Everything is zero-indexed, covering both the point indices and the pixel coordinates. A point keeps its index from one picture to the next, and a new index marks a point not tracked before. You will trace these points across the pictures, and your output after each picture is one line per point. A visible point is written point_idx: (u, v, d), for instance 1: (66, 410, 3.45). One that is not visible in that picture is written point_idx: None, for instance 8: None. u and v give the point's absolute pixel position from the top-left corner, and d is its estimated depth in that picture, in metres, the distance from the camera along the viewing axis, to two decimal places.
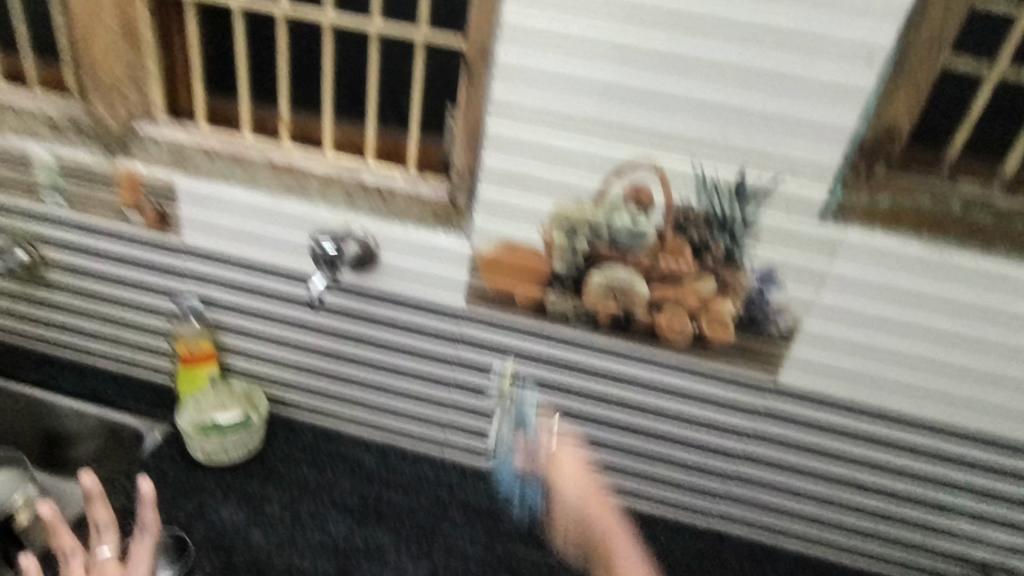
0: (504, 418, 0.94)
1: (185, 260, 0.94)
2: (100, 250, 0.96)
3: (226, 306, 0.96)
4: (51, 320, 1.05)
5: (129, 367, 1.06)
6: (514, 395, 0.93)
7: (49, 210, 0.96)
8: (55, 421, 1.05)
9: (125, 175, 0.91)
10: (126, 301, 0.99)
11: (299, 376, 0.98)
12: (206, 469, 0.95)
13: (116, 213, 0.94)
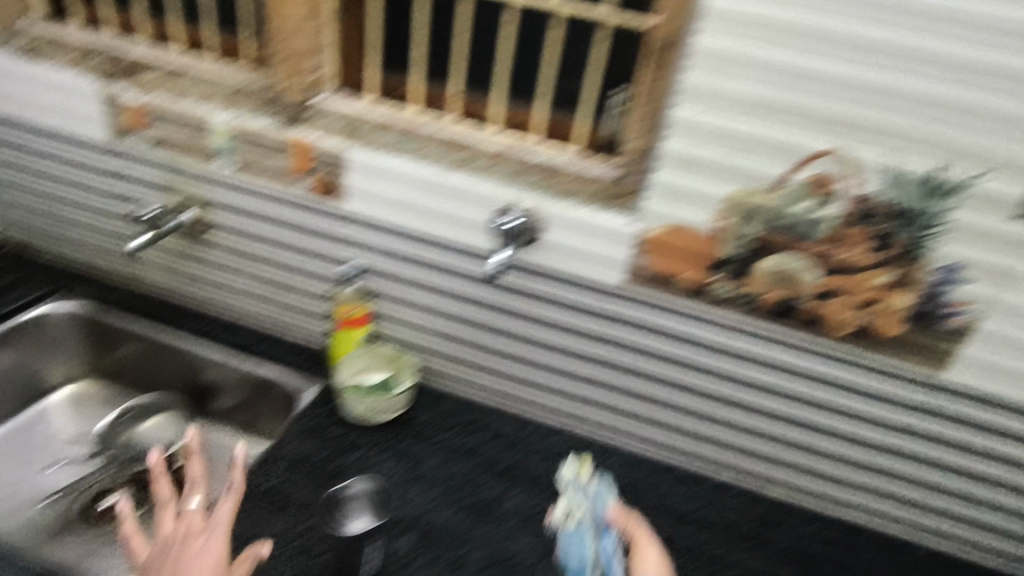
0: (575, 494, 0.92)
1: (348, 229, 0.97)
2: (263, 215, 1.01)
3: (383, 275, 1.00)
4: (210, 280, 1.12)
5: (279, 327, 1.12)
6: (589, 482, 0.94)
7: (215, 173, 1.00)
8: (211, 373, 1.12)
9: (295, 144, 0.94)
10: (285, 265, 1.04)
11: (446, 345, 1.02)
12: (359, 428, 0.99)
13: (281, 180, 0.97)
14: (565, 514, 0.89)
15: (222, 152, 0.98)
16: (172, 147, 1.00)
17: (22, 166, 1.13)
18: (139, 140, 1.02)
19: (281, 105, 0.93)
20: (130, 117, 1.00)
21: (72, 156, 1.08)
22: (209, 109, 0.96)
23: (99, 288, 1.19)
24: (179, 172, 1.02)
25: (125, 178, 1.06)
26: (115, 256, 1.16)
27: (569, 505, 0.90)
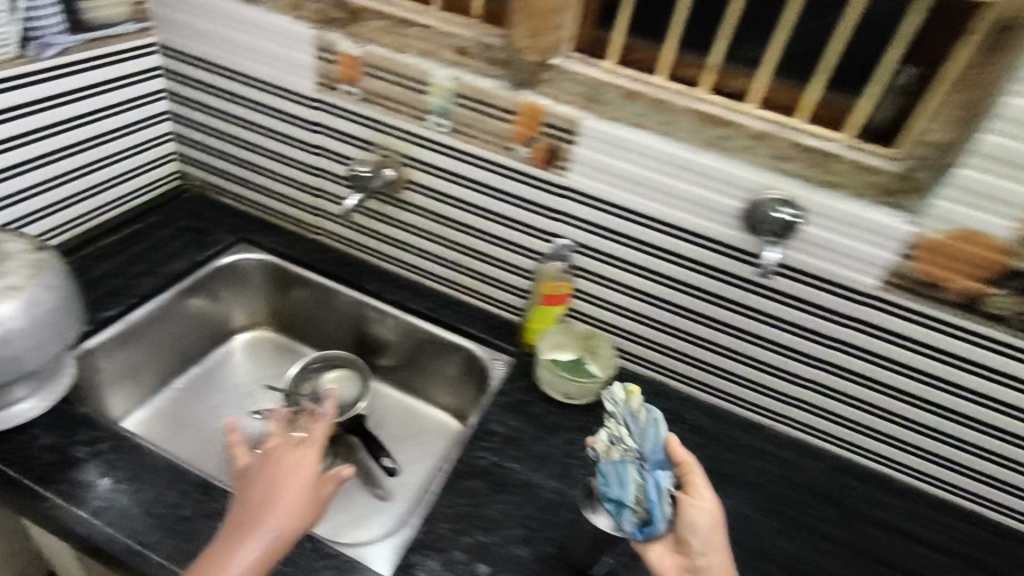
0: (623, 428, 0.70)
1: (565, 202, 0.93)
2: (474, 180, 0.97)
3: (595, 253, 0.95)
4: (399, 238, 1.09)
5: (465, 293, 1.09)
6: (639, 411, 0.70)
7: (428, 134, 0.96)
8: (397, 334, 1.12)
9: (525, 109, 0.88)
10: (487, 233, 1.00)
11: (650, 331, 0.98)
12: (558, 407, 0.97)
13: (502, 145, 0.92)
14: (606, 446, 0.70)
15: (440, 112, 0.93)
16: (383, 103, 0.96)
17: (217, 110, 1.12)
18: (348, 93, 0.98)
19: (516, 65, 0.86)
20: (342, 67, 0.96)
21: (272, 103, 1.06)
22: (432, 65, 0.90)
23: (280, 235, 1.18)
24: (388, 130, 0.99)
25: (326, 130, 1.03)
26: (301, 206, 1.15)
27: (611, 434, 0.70)
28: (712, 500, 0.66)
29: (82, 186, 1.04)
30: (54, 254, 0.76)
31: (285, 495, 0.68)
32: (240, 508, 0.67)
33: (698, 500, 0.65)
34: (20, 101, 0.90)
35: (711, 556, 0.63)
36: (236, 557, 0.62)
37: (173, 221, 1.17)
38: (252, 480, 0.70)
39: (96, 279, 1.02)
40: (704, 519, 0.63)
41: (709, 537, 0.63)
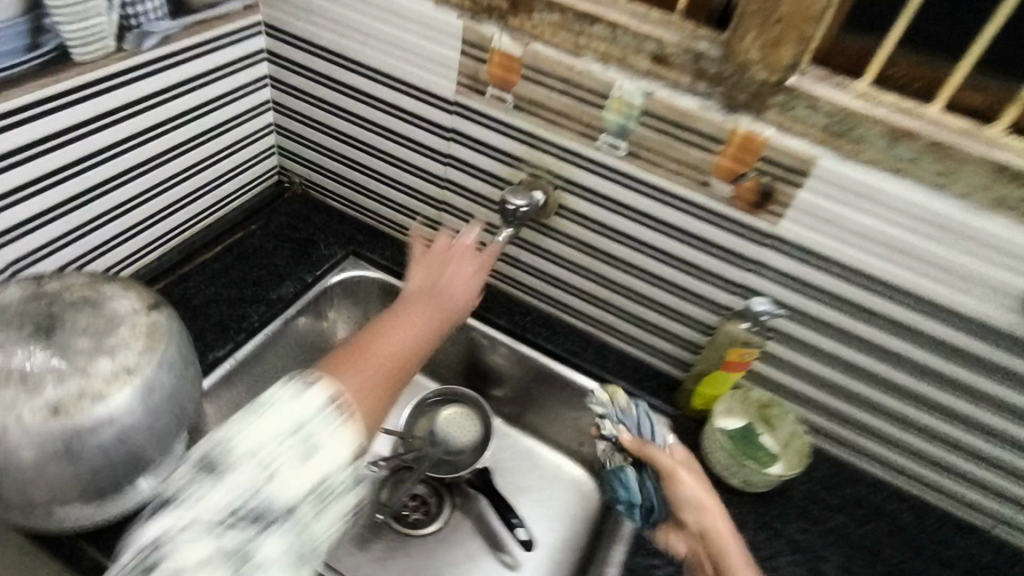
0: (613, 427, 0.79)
1: (764, 253, 0.76)
2: (648, 215, 0.80)
3: (795, 315, 0.78)
4: (538, 267, 0.94)
5: (611, 336, 0.95)
6: (626, 407, 0.79)
7: (596, 156, 0.78)
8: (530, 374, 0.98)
9: (740, 137, 0.69)
10: (654, 276, 0.84)
11: (847, 406, 0.82)
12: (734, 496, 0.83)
13: (697, 178, 0.74)
14: (608, 454, 0.78)
15: (617, 131, 0.75)
16: (542, 115, 0.78)
17: (329, 104, 0.96)
18: (497, 98, 0.80)
19: (737, 81, 0.66)
20: (493, 68, 0.77)
21: (398, 102, 0.89)
22: (616, 74, 0.71)
23: (395, 249, 1.04)
24: (544, 147, 0.81)
25: (464, 138, 0.87)
26: (421, 218, 1.01)
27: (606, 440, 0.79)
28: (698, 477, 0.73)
29: (180, 192, 0.90)
30: (167, 313, 0.63)
31: (456, 283, 0.78)
32: (418, 290, 0.76)
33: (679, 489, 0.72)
34: (120, 101, 0.75)
35: (713, 527, 0.69)
36: (425, 311, 0.72)
37: (274, 228, 1.01)
38: (421, 270, 0.79)
39: (200, 304, 0.88)
40: (693, 498, 0.71)
41: (707, 520, 0.69)
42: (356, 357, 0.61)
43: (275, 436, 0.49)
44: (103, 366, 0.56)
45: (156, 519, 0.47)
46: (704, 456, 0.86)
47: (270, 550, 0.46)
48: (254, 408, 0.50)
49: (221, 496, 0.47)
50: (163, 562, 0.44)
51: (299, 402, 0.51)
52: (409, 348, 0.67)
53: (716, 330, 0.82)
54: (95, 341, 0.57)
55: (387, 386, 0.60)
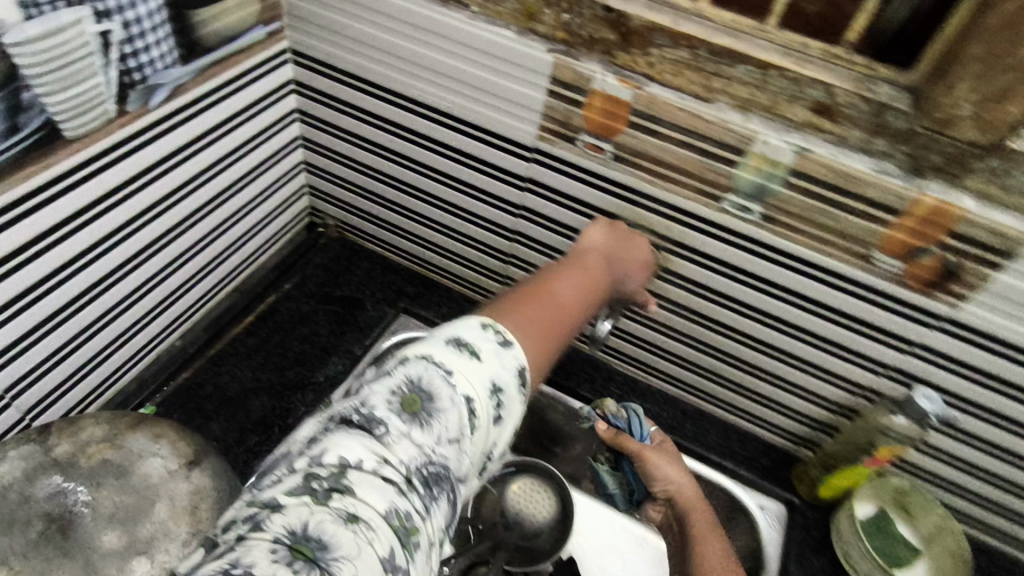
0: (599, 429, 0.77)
1: (931, 336, 0.62)
2: (782, 287, 0.65)
3: (961, 405, 0.65)
4: (628, 330, 0.80)
5: (712, 405, 0.83)
6: (617, 410, 0.74)
7: (719, 219, 0.63)
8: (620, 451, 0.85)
9: (928, 207, 0.53)
10: (779, 351, 0.71)
11: (1006, 496, 0.70)
12: None
13: (854, 250, 0.59)
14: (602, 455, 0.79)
15: (753, 192, 0.59)
16: (652, 168, 0.63)
17: (372, 142, 0.80)
18: (592, 147, 0.64)
19: (935, 140, 0.50)
20: (591, 112, 0.62)
21: (460, 145, 0.73)
22: (761, 125, 0.56)
23: (452, 303, 0.90)
24: (649, 205, 0.66)
25: (543, 189, 0.71)
26: (483, 269, 0.86)
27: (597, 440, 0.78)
28: (671, 458, 0.70)
29: (202, 260, 0.78)
30: (209, 471, 0.51)
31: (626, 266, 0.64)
32: (575, 262, 0.61)
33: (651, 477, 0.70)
34: (129, 173, 0.62)
35: (700, 530, 0.66)
36: (586, 278, 0.60)
37: (311, 288, 0.89)
38: (602, 230, 0.64)
39: (238, 397, 0.76)
40: (668, 485, 0.69)
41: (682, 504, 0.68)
42: (530, 300, 0.53)
43: (458, 399, 0.37)
44: (140, 568, 0.45)
45: (331, 451, 0.34)
46: (839, 556, 0.73)
47: (437, 519, 0.35)
48: (441, 374, 0.37)
49: (404, 452, 0.35)
50: (338, 503, 0.31)
51: (482, 368, 0.39)
52: (570, 310, 0.56)
53: (861, 412, 0.71)
54: (126, 534, 0.46)
55: (558, 334, 0.52)
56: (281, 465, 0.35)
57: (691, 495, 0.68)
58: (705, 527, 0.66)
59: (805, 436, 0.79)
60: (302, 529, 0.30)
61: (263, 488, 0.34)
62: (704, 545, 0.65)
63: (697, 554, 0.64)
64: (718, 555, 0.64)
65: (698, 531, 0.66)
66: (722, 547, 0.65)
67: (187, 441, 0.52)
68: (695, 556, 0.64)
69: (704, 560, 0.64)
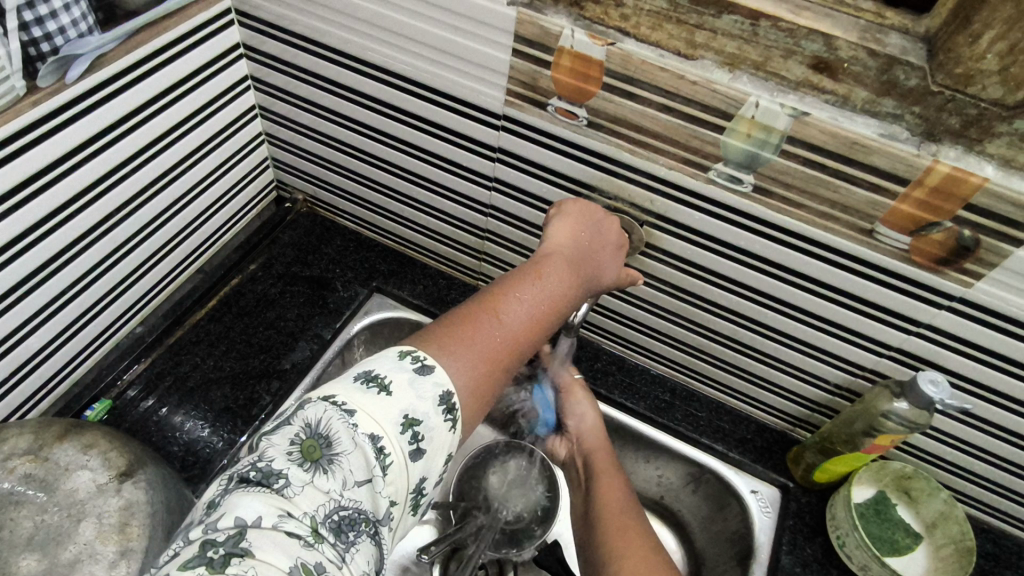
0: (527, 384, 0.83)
1: (941, 316, 0.55)
2: (772, 260, 0.59)
3: (972, 389, 0.59)
4: (614, 307, 0.75)
5: (703, 383, 0.78)
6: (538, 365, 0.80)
7: (706, 190, 0.56)
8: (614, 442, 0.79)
9: (942, 175, 0.47)
10: (770, 329, 0.65)
11: (1016, 482, 0.65)
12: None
13: (855, 221, 0.53)
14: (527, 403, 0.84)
15: (744, 161, 0.53)
16: (631, 135, 0.56)
17: (332, 111, 0.74)
18: (565, 112, 0.58)
19: (954, 100, 0.45)
20: (562, 73, 0.55)
21: (424, 112, 0.66)
22: (752, 84, 0.49)
23: (427, 281, 0.85)
24: (629, 176, 0.60)
25: (514, 159, 0.65)
26: (459, 244, 0.80)
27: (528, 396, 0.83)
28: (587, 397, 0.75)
29: (156, 244, 0.73)
30: (142, 484, 0.46)
31: (601, 259, 0.59)
32: (543, 261, 0.55)
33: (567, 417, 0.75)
34: (52, 157, 0.56)
35: (601, 468, 0.69)
36: (551, 283, 0.53)
37: (277, 268, 0.83)
38: (572, 225, 0.58)
39: (200, 387, 0.73)
40: (580, 429, 0.74)
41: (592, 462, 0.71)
42: (471, 330, 0.48)
43: (361, 440, 0.39)
44: None
45: (228, 513, 0.36)
46: (834, 541, 0.68)
47: (357, 563, 0.38)
48: (342, 415, 0.40)
49: (308, 501, 0.38)
50: (237, 567, 0.34)
51: (392, 402, 0.41)
52: (524, 330, 0.50)
53: (864, 394, 0.65)
54: (47, 558, 0.42)
55: (501, 367, 0.48)
56: (180, 535, 0.37)
57: (605, 449, 0.72)
58: (606, 463, 0.70)
59: (803, 417, 0.73)
60: None
61: (162, 564, 0.35)
62: (604, 492, 0.66)
63: (595, 491, 0.67)
64: (615, 486, 0.67)
65: (600, 468, 0.69)
66: (626, 498, 0.66)
67: (120, 451, 0.48)
68: (595, 491, 0.67)
69: (601, 494, 0.66)
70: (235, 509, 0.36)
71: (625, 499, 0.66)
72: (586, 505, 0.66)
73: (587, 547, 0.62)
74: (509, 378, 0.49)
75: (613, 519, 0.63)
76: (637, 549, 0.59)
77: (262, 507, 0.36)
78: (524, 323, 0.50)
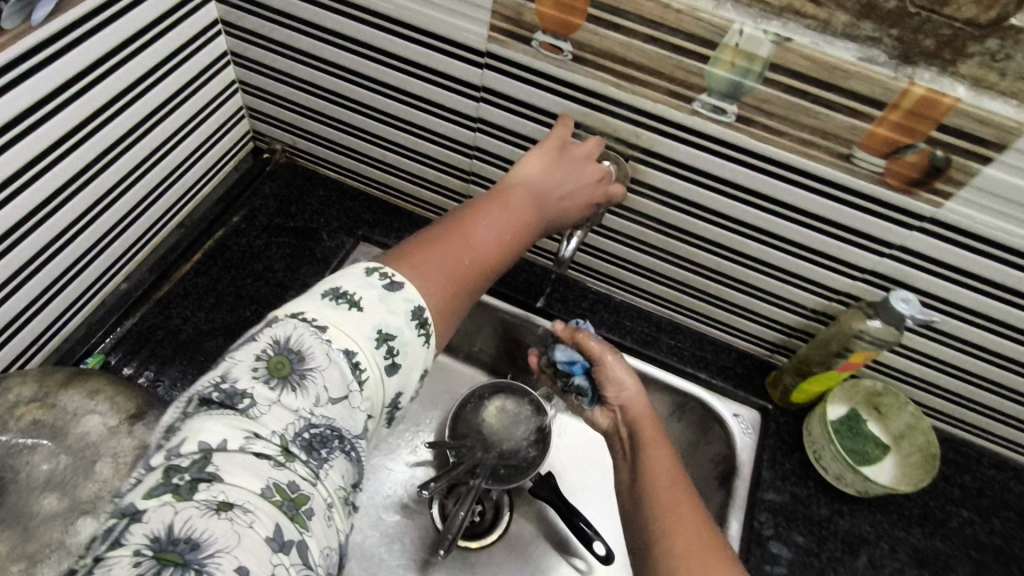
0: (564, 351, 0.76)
1: (912, 237, 0.58)
2: (754, 189, 0.61)
3: (939, 305, 0.63)
4: (600, 246, 0.77)
5: (686, 316, 0.81)
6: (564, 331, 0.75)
7: (692, 122, 0.58)
8: None
9: (917, 96, 0.49)
10: (751, 259, 0.68)
11: (976, 392, 0.70)
12: (836, 486, 0.71)
13: (833, 148, 0.54)
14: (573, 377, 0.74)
15: (728, 91, 0.54)
16: (617, 68, 0.57)
17: (308, 54, 0.72)
18: (549, 47, 0.58)
19: (930, 22, 0.46)
20: (546, 7, 0.55)
21: (405, 52, 0.65)
22: (736, 12, 0.50)
23: (413, 228, 0.85)
24: (615, 111, 0.60)
25: (498, 98, 0.65)
26: (443, 189, 0.80)
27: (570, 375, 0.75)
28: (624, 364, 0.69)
29: (134, 198, 0.72)
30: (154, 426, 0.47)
31: (572, 195, 0.60)
32: (510, 190, 0.57)
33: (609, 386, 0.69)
34: (23, 105, 0.54)
35: (648, 440, 0.61)
36: (515, 213, 0.56)
37: (260, 220, 0.83)
38: (539, 161, 0.59)
39: (193, 340, 0.73)
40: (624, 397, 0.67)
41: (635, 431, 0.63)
42: (434, 249, 0.50)
43: (334, 355, 0.41)
44: (87, 528, 0.42)
45: (190, 438, 0.37)
46: (811, 456, 0.73)
47: (332, 478, 0.40)
48: (312, 330, 0.41)
49: (276, 421, 0.39)
50: (207, 492, 0.34)
51: (365, 317, 0.43)
52: (484, 252, 0.53)
53: (836, 316, 0.69)
54: (67, 497, 0.43)
55: (464, 283, 0.51)
56: (143, 462, 0.38)
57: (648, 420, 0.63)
58: (652, 433, 0.61)
59: (781, 342, 0.77)
60: (168, 531, 0.33)
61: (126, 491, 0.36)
62: (653, 465, 0.57)
63: (642, 469, 0.57)
64: (664, 459, 0.58)
65: (647, 441, 0.61)
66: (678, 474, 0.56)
67: (127, 395, 0.48)
68: (641, 467, 0.58)
69: (649, 470, 0.57)
70: (204, 429, 0.37)
71: (679, 477, 0.56)
72: (632, 486, 0.57)
73: (638, 539, 0.53)
74: (473, 297, 0.51)
75: (665, 503, 0.53)
76: (688, 531, 0.50)
77: (229, 427, 0.38)
78: (487, 244, 0.53)
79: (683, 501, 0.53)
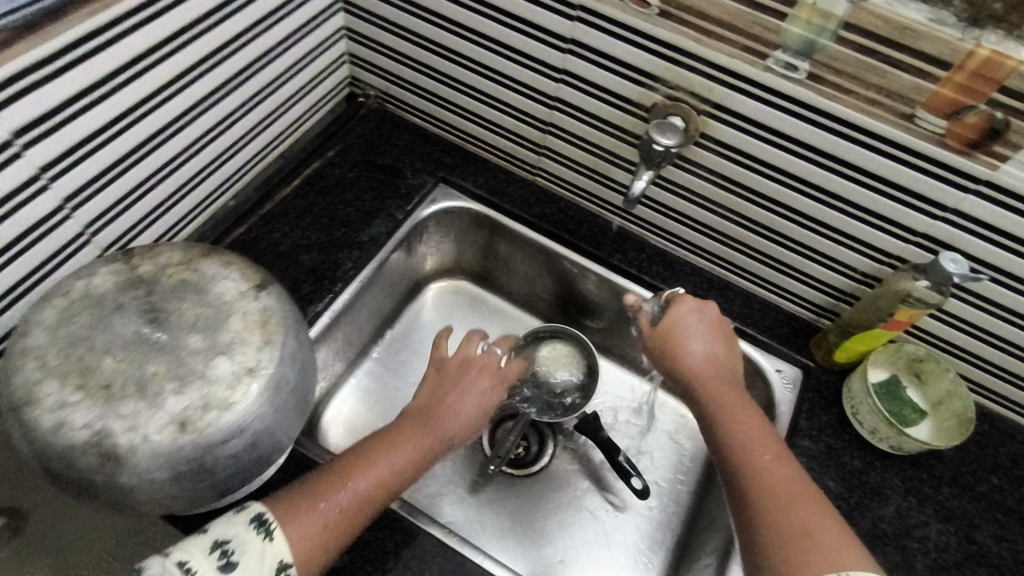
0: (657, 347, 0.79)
1: (967, 201, 0.62)
2: (817, 146, 0.65)
3: (988, 272, 0.66)
4: (663, 201, 0.82)
5: (738, 275, 0.85)
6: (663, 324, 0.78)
7: (764, 78, 0.62)
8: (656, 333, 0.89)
9: (981, 59, 0.53)
10: (807, 218, 0.72)
11: (1018, 365, 0.73)
12: (870, 440, 0.76)
13: (896, 107, 0.59)
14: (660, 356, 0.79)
15: (802, 48, 0.59)
16: (699, 23, 0.62)
17: (413, 4, 0.79)
18: (638, 1, 0.64)
19: None
20: None
21: (504, 4, 0.72)
22: None
23: (488, 174, 0.93)
24: (693, 65, 0.65)
25: (584, 50, 0.71)
26: (520, 139, 0.87)
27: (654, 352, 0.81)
28: (702, 337, 0.70)
29: (249, 123, 0.80)
30: (276, 295, 0.55)
31: (481, 389, 0.71)
32: (405, 424, 0.65)
33: (687, 363, 0.69)
34: (182, 23, 0.63)
35: (748, 425, 0.62)
36: (411, 445, 0.63)
37: (353, 155, 0.91)
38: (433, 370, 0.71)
39: (290, 253, 0.82)
40: (702, 373, 0.68)
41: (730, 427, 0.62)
42: (317, 497, 0.56)
43: (170, 564, 0.47)
44: (222, 365, 0.50)
45: None
46: (847, 411, 0.77)
47: None
48: (159, 555, 0.48)
49: None
50: None
51: (202, 539, 0.49)
52: (357, 511, 0.57)
53: (883, 278, 0.73)
54: (208, 338, 0.51)
55: (324, 545, 0.54)
56: None
57: (757, 421, 0.63)
58: (746, 416, 0.63)
59: (828, 306, 0.80)
60: None
61: None
62: (767, 467, 0.58)
63: (744, 455, 0.59)
64: (766, 444, 0.60)
65: (745, 426, 0.62)
66: (798, 477, 0.57)
67: (254, 269, 0.57)
68: (743, 454, 0.59)
69: (754, 458, 0.59)
70: None
71: (785, 460, 0.59)
72: (733, 472, 0.59)
73: (747, 524, 0.55)
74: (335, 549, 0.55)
75: (782, 490, 0.55)
76: (810, 518, 0.53)
77: None
78: (359, 501, 0.58)
79: (797, 486, 0.56)
